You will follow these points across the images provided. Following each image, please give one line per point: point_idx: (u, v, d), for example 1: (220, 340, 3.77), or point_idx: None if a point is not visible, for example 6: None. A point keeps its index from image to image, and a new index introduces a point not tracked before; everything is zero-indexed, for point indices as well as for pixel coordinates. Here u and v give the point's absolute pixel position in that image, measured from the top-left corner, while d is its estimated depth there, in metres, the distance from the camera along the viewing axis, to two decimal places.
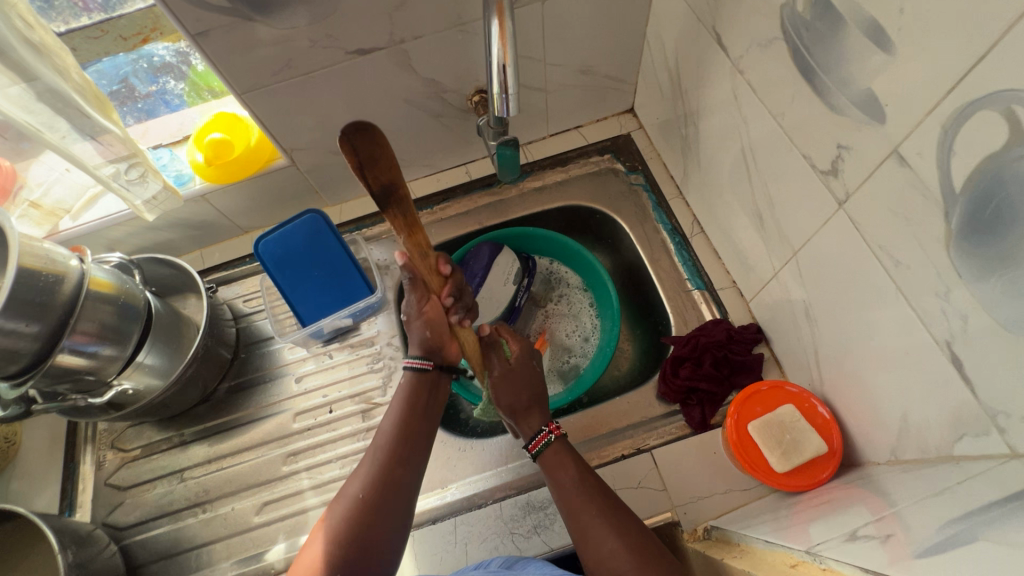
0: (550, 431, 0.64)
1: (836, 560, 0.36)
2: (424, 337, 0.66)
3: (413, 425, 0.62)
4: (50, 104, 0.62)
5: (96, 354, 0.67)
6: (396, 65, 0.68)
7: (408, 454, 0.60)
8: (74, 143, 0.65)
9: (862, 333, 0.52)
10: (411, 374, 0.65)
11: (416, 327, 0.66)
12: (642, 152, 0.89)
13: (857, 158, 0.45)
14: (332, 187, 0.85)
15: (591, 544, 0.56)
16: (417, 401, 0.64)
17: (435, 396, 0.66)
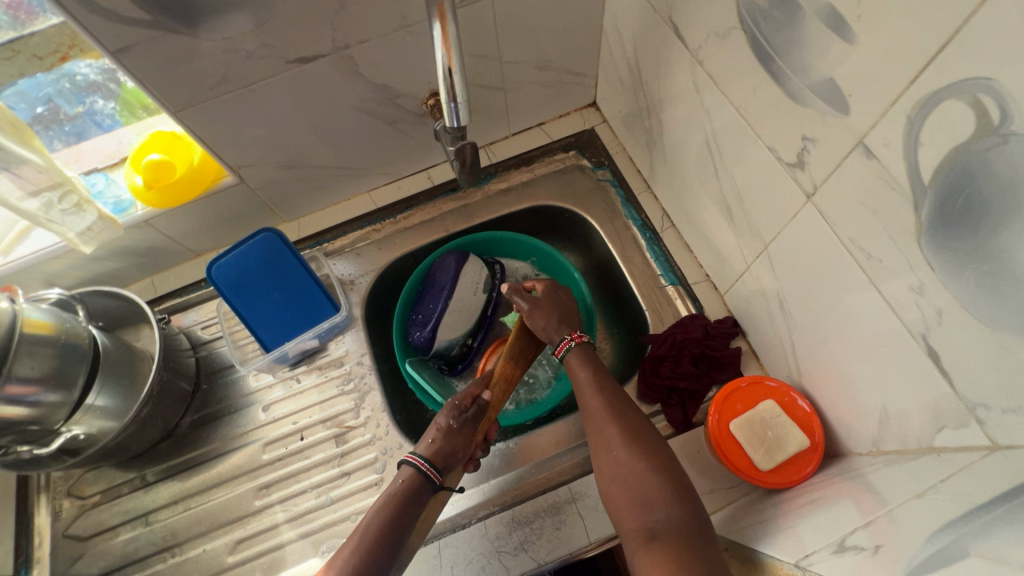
0: (572, 338, 0.67)
1: None
2: (444, 447, 0.64)
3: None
4: None
5: (38, 402, 0.62)
6: (343, 71, 0.64)
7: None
8: None
9: (837, 327, 0.52)
10: (409, 471, 0.62)
11: (443, 433, 0.65)
12: (607, 147, 0.87)
13: (823, 151, 0.44)
14: (287, 202, 0.81)
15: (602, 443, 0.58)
16: (368, 545, 0.55)
17: (399, 534, 0.57)
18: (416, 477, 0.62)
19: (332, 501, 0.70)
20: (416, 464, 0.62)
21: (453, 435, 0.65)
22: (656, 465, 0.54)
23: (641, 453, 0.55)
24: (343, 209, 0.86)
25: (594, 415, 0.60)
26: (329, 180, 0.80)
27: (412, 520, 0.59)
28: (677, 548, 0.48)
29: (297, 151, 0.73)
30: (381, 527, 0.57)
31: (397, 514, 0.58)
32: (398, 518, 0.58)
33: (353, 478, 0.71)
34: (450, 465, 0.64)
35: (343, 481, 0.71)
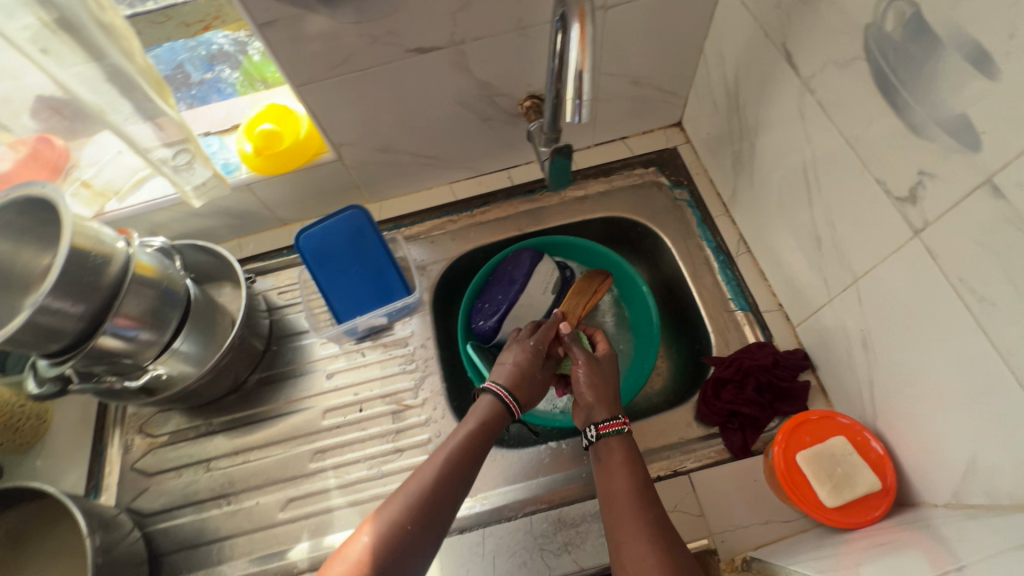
0: (624, 422, 0.62)
1: None
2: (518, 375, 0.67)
3: (436, 505, 0.54)
4: (116, 87, 0.59)
5: (135, 338, 0.67)
6: (453, 65, 0.68)
7: (417, 551, 0.52)
8: (131, 124, 0.63)
9: (929, 369, 0.50)
10: (489, 403, 0.64)
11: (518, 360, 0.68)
12: (687, 167, 0.88)
13: (941, 186, 0.44)
14: (374, 183, 0.85)
15: (626, 541, 0.51)
16: (445, 479, 0.56)
17: (473, 461, 0.59)
18: (495, 402, 0.64)
19: (383, 474, 0.72)
20: (497, 394, 0.64)
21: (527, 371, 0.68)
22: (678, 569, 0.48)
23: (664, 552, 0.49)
24: (423, 197, 0.89)
25: (623, 504, 0.54)
26: (417, 167, 0.84)
27: (478, 458, 0.60)
28: None
29: (394, 135, 0.77)
30: (456, 457, 0.58)
31: (476, 449, 0.60)
32: (473, 447, 0.60)
33: (405, 455, 0.72)
34: (526, 390, 0.67)
35: (395, 457, 0.72)
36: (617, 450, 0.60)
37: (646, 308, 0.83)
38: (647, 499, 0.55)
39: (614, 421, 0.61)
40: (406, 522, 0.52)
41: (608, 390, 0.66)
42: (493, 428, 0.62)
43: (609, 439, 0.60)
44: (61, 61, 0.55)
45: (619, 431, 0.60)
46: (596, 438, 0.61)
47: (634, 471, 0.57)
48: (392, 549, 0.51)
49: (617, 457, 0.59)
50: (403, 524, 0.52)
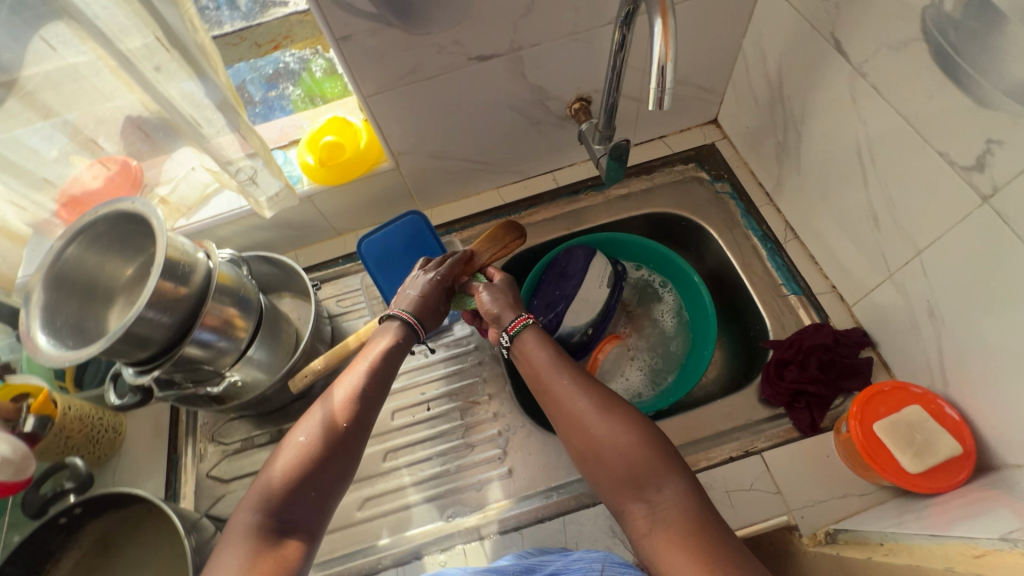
0: (529, 317, 0.64)
1: None
2: (423, 302, 0.69)
3: (355, 415, 0.57)
4: (213, 100, 0.64)
5: (214, 345, 0.69)
6: (510, 71, 0.71)
7: (349, 445, 0.56)
8: (220, 135, 0.67)
9: (1004, 331, 0.52)
10: (401, 324, 0.66)
11: (425, 291, 0.69)
12: (727, 161, 0.91)
13: (1011, 152, 0.46)
14: (427, 190, 0.88)
15: (561, 400, 0.57)
16: (370, 382, 0.60)
17: (384, 375, 0.62)
18: (404, 327, 0.66)
19: (456, 470, 0.73)
20: (405, 320, 0.67)
21: (433, 296, 0.69)
22: (614, 411, 0.54)
23: (599, 400, 0.55)
24: (472, 202, 0.92)
25: (544, 369, 0.59)
26: (467, 173, 0.87)
27: (390, 372, 0.63)
28: (648, 471, 0.50)
29: (449, 142, 0.80)
30: (369, 376, 0.61)
31: (394, 354, 0.64)
32: (383, 364, 0.62)
33: (477, 450, 0.74)
34: (429, 318, 0.69)
35: (467, 452, 0.74)
36: (525, 333, 0.63)
37: (704, 313, 0.83)
38: (562, 357, 0.59)
39: (519, 317, 0.64)
40: (338, 420, 0.56)
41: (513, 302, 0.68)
42: (404, 343, 0.65)
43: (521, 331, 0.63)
44: (172, 78, 0.60)
45: (528, 325, 0.63)
46: (511, 342, 0.64)
47: (544, 339, 0.62)
48: (318, 456, 0.54)
49: (528, 335, 0.63)
50: (336, 422, 0.56)
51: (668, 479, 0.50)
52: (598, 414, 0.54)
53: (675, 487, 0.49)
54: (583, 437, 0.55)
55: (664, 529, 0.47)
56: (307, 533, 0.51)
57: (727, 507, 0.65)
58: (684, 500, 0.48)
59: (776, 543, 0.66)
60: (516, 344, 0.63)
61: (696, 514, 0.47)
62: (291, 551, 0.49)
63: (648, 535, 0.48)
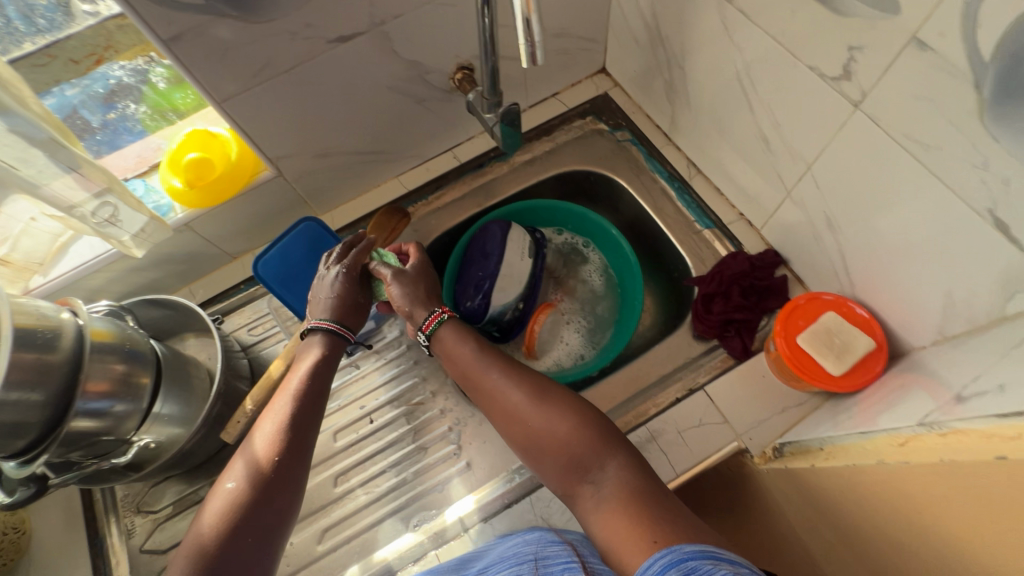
0: (443, 312, 0.65)
1: (962, 420, 0.37)
2: (343, 305, 0.66)
3: (289, 448, 0.55)
4: (26, 138, 0.55)
5: (110, 412, 0.60)
6: (378, 50, 0.65)
7: (287, 481, 0.54)
8: (52, 178, 0.59)
9: (893, 227, 0.55)
10: (323, 335, 0.64)
11: (340, 293, 0.66)
12: (622, 109, 0.91)
13: (871, 56, 0.47)
14: (321, 193, 0.81)
15: (498, 397, 0.59)
16: (302, 407, 0.58)
17: (313, 400, 0.60)
18: (332, 337, 0.64)
19: (413, 476, 0.70)
20: (329, 329, 0.64)
21: (350, 294, 0.67)
22: (550, 400, 0.56)
23: (533, 391, 0.57)
24: (374, 196, 0.87)
25: (476, 370, 0.61)
26: (361, 166, 0.81)
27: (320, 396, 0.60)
28: (589, 451, 0.52)
29: (332, 137, 0.74)
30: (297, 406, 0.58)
31: (325, 373, 0.62)
32: (312, 389, 0.60)
33: (431, 451, 0.71)
34: (356, 317, 0.67)
35: (421, 456, 0.71)
36: (448, 334, 0.64)
37: (629, 265, 0.83)
38: (493, 356, 0.61)
39: (433, 315, 0.65)
40: (272, 454, 0.54)
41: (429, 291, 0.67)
42: (330, 361, 0.63)
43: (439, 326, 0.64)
44: None
45: (443, 321, 0.64)
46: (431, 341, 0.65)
47: (473, 341, 0.63)
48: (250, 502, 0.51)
49: (451, 336, 0.64)
50: (270, 456, 0.54)
51: (608, 457, 0.52)
52: (534, 405, 0.56)
53: (615, 462, 0.52)
54: (521, 429, 0.56)
55: (609, 502, 0.49)
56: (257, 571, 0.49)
57: (681, 447, 0.67)
58: (625, 476, 0.50)
59: (732, 468, 0.68)
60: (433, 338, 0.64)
61: (634, 486, 0.49)
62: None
63: (595, 511, 0.49)
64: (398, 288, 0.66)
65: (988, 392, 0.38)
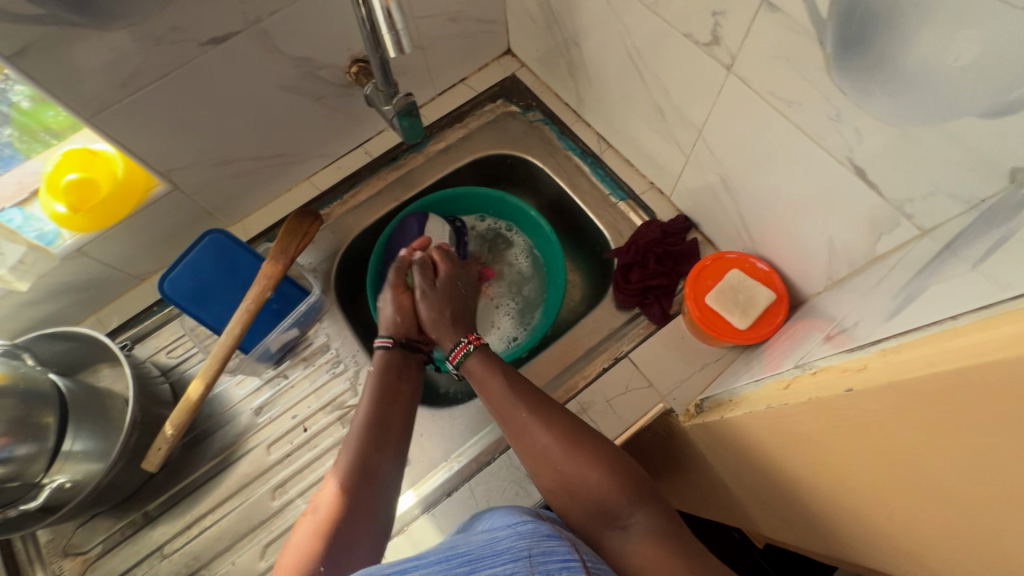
0: (470, 342, 0.68)
1: (822, 361, 0.39)
2: (394, 322, 0.71)
3: (367, 474, 0.56)
4: None
5: (12, 456, 0.59)
6: (259, 48, 0.63)
7: (363, 507, 0.53)
8: None
9: (776, 183, 0.58)
10: (383, 354, 0.67)
11: (388, 307, 0.73)
12: (531, 89, 0.91)
13: (733, 20, 0.49)
14: (227, 203, 0.78)
15: (527, 435, 0.58)
16: (372, 439, 0.59)
17: (394, 425, 0.61)
18: (388, 356, 0.68)
19: None
20: (388, 345, 0.68)
21: (402, 312, 0.73)
22: (582, 442, 0.56)
23: (564, 432, 0.57)
24: (287, 200, 0.84)
25: (507, 406, 0.61)
26: (266, 171, 0.79)
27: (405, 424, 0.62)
28: (619, 498, 0.52)
29: (227, 144, 0.71)
30: (368, 429, 0.59)
31: (388, 406, 0.62)
32: (383, 412, 0.61)
33: None
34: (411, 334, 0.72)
35: None
36: (478, 364, 0.65)
37: (551, 245, 0.84)
38: (524, 391, 0.61)
39: (460, 347, 0.68)
40: (338, 509, 0.52)
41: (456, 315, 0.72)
42: (390, 385, 0.65)
43: (467, 356, 0.66)
44: None
45: (469, 352, 0.66)
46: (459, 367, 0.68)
47: (505, 376, 0.63)
48: (330, 538, 0.50)
49: (479, 368, 0.65)
50: (340, 490, 0.54)
51: (638, 505, 0.51)
52: (563, 446, 0.56)
53: (644, 512, 0.51)
54: (552, 470, 0.56)
55: (637, 553, 0.48)
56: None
57: (610, 416, 0.69)
58: (655, 525, 0.49)
59: (661, 429, 0.71)
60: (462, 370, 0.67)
61: (664, 536, 0.48)
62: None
63: (623, 561, 0.48)
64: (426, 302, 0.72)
65: (850, 329, 0.41)
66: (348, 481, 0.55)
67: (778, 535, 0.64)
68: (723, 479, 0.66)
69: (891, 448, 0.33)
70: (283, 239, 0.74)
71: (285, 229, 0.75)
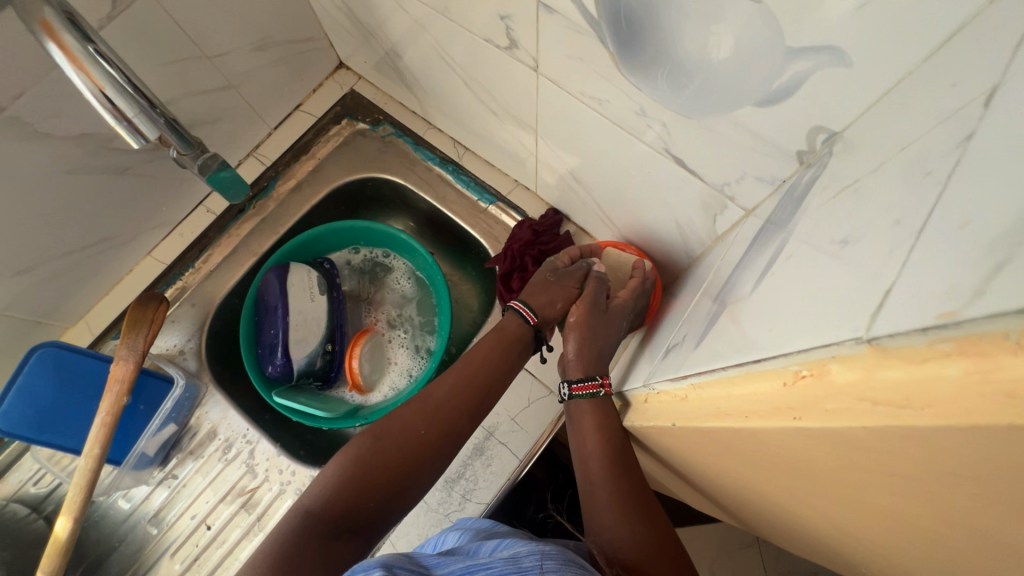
0: (602, 385, 0.55)
1: (659, 383, 0.39)
2: (553, 301, 0.61)
3: (452, 422, 0.54)
4: None
5: None
6: (20, 140, 0.53)
7: (433, 457, 0.52)
8: None
9: (617, 173, 0.56)
10: (514, 320, 0.61)
11: (555, 288, 0.62)
12: (374, 102, 0.84)
13: (520, 22, 0.45)
14: (55, 306, 0.70)
15: (601, 510, 0.49)
16: (475, 388, 0.56)
17: (498, 375, 0.58)
18: (521, 323, 0.61)
19: None
20: (528, 315, 0.61)
21: (549, 288, 0.62)
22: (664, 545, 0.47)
23: (648, 527, 0.48)
24: (130, 283, 0.76)
25: (598, 472, 0.51)
26: (91, 261, 0.70)
27: (509, 369, 0.59)
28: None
29: (26, 248, 0.62)
30: (478, 374, 0.57)
31: (499, 357, 0.58)
32: (499, 361, 0.58)
33: None
34: (524, 338, 0.61)
35: None
36: (589, 414, 0.54)
37: (429, 263, 0.79)
38: (623, 464, 0.51)
39: (591, 385, 0.54)
40: (417, 450, 0.51)
41: (596, 357, 0.58)
42: (517, 333, 0.60)
43: (581, 398, 0.54)
44: None
45: (597, 394, 0.54)
46: (570, 400, 0.55)
47: (609, 435, 0.52)
48: (390, 464, 0.50)
49: (589, 424, 0.53)
50: (417, 428, 0.52)
51: None
52: (641, 540, 0.47)
53: None
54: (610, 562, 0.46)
55: None
56: (361, 532, 0.47)
57: (519, 433, 0.67)
58: None
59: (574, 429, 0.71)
60: (572, 405, 0.55)
61: None
62: (345, 554, 0.45)
63: None
64: (579, 321, 0.58)
65: (687, 337, 0.40)
66: (445, 415, 0.54)
67: (697, 504, 0.66)
68: (637, 463, 0.67)
69: (729, 463, 0.33)
70: (127, 334, 0.66)
71: (128, 321, 0.67)
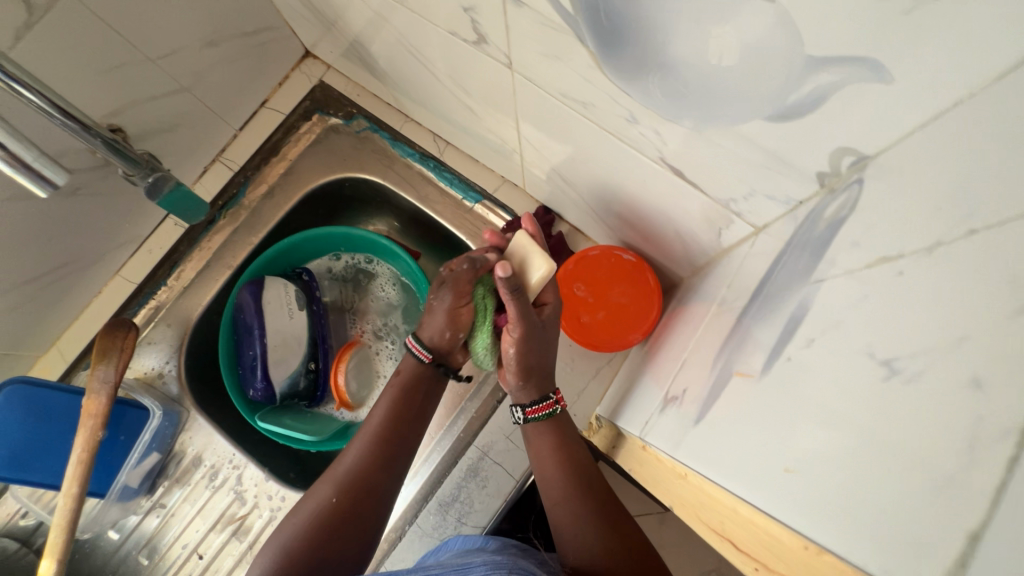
0: (556, 400, 0.54)
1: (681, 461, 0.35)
2: (441, 332, 0.56)
3: (371, 484, 0.51)
4: None
5: None
6: None
7: (354, 530, 0.49)
8: None
9: (609, 176, 0.50)
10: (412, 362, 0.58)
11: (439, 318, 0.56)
12: (346, 95, 0.77)
13: (486, 15, 0.39)
14: (22, 337, 0.66)
15: (566, 522, 0.48)
16: (389, 443, 0.54)
17: (410, 425, 0.56)
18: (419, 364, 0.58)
19: None
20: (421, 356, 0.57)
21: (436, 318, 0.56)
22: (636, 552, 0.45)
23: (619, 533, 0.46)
24: (100, 305, 0.72)
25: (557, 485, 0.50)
26: (54, 287, 0.66)
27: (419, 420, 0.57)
28: None
29: None
30: (389, 429, 0.54)
31: (408, 407, 0.56)
32: (408, 411, 0.56)
33: None
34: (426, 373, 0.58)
35: None
36: (546, 431, 0.53)
37: (412, 267, 0.74)
38: (586, 475, 0.51)
39: (545, 405, 0.53)
40: (336, 524, 0.48)
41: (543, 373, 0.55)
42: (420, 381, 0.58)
43: (536, 423, 0.53)
44: None
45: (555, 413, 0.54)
46: (526, 422, 0.54)
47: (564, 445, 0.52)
48: (309, 545, 0.46)
49: (544, 444, 0.53)
50: (330, 499, 0.49)
51: None
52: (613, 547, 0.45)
53: None
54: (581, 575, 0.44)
55: None
56: None
57: (514, 452, 0.64)
58: None
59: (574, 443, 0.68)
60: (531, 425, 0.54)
61: None
62: None
63: None
64: (520, 351, 0.53)
65: (691, 397, 0.37)
66: (361, 481, 0.51)
67: None
68: None
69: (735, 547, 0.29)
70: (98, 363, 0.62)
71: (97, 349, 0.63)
